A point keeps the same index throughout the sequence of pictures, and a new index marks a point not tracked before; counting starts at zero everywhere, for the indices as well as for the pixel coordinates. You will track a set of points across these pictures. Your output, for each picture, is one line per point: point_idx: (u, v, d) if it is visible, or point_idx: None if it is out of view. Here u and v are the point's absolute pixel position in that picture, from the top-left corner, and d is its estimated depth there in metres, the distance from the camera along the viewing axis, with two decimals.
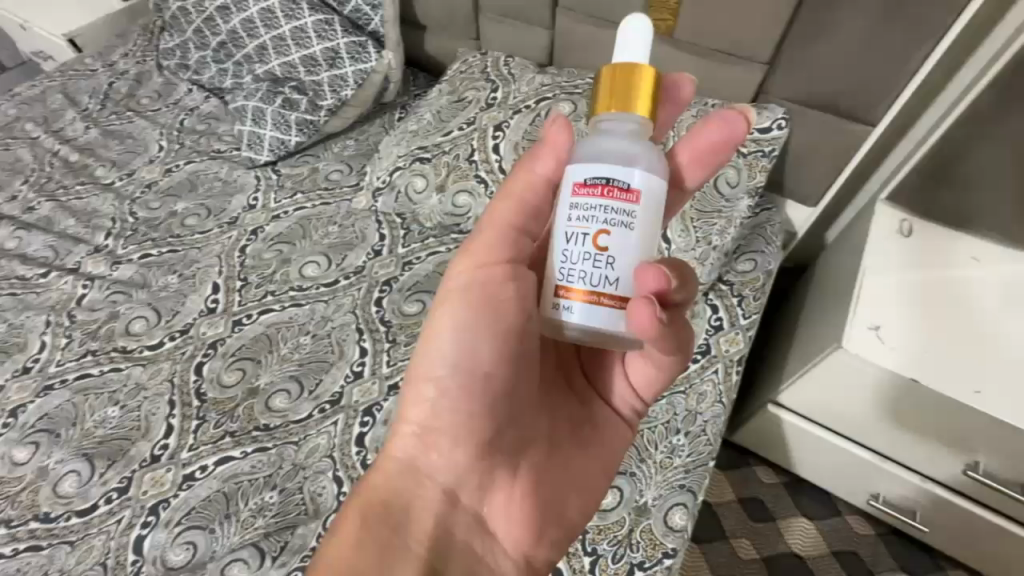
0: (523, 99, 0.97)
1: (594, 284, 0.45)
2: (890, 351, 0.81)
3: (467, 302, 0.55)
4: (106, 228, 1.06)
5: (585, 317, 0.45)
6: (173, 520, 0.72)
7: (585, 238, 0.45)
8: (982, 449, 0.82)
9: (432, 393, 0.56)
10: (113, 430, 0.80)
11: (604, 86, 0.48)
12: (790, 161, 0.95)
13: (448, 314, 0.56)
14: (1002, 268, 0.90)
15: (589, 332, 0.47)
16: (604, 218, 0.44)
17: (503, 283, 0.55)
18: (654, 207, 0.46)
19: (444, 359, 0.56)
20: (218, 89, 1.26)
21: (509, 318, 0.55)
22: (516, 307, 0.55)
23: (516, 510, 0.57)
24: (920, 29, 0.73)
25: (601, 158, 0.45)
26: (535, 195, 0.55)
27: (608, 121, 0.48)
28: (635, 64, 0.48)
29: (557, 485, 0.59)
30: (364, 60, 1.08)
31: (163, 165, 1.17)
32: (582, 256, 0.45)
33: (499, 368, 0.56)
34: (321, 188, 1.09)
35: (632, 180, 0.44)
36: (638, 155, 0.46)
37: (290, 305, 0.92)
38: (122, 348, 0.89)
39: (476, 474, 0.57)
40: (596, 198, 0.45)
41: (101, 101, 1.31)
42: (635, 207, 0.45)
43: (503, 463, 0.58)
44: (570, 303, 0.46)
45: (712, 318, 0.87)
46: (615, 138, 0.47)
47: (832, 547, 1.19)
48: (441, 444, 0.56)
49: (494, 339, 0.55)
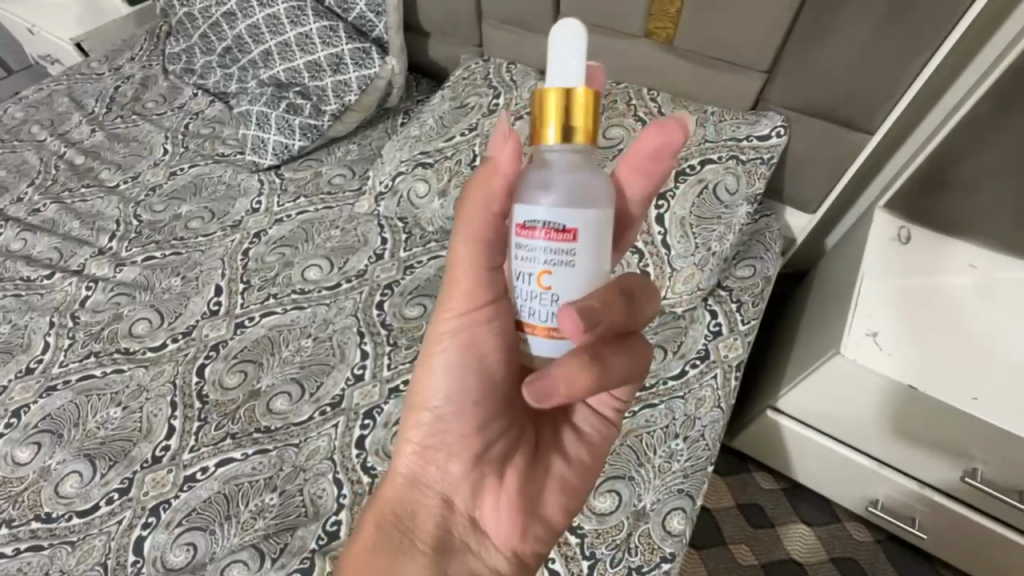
0: (525, 105, 0.98)
1: (547, 320, 0.46)
2: (888, 357, 0.81)
3: (452, 342, 0.55)
4: (110, 230, 1.07)
5: (542, 349, 0.47)
6: (173, 521, 0.72)
7: (530, 277, 0.45)
8: (979, 456, 0.83)
9: (428, 419, 0.57)
10: (115, 430, 0.81)
11: (539, 113, 0.46)
12: (789, 169, 0.96)
13: (439, 352, 0.56)
14: (999, 275, 0.90)
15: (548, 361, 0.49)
16: (545, 257, 0.44)
17: (479, 322, 0.54)
18: (598, 235, 0.45)
19: (436, 387, 0.56)
20: (223, 93, 1.28)
21: (488, 349, 0.54)
22: (500, 326, 0.54)
23: (504, 510, 0.56)
24: (917, 39, 0.74)
25: (539, 197, 0.45)
26: (491, 226, 0.50)
27: (548, 151, 0.47)
28: (566, 88, 0.45)
29: (542, 483, 0.57)
30: (368, 66, 1.09)
31: (167, 168, 1.18)
32: (535, 296, 0.46)
33: (487, 384, 0.55)
34: (323, 192, 1.10)
35: (567, 218, 0.44)
36: (577, 187, 0.45)
37: (292, 308, 0.93)
38: (124, 349, 0.90)
39: (470, 487, 0.57)
40: (539, 239, 0.44)
41: (107, 104, 1.32)
42: (574, 242, 0.44)
43: (493, 470, 0.57)
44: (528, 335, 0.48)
45: (711, 323, 0.87)
46: (557, 173, 0.45)
47: (831, 553, 1.19)
48: (438, 459, 0.57)
49: (478, 368, 0.55)
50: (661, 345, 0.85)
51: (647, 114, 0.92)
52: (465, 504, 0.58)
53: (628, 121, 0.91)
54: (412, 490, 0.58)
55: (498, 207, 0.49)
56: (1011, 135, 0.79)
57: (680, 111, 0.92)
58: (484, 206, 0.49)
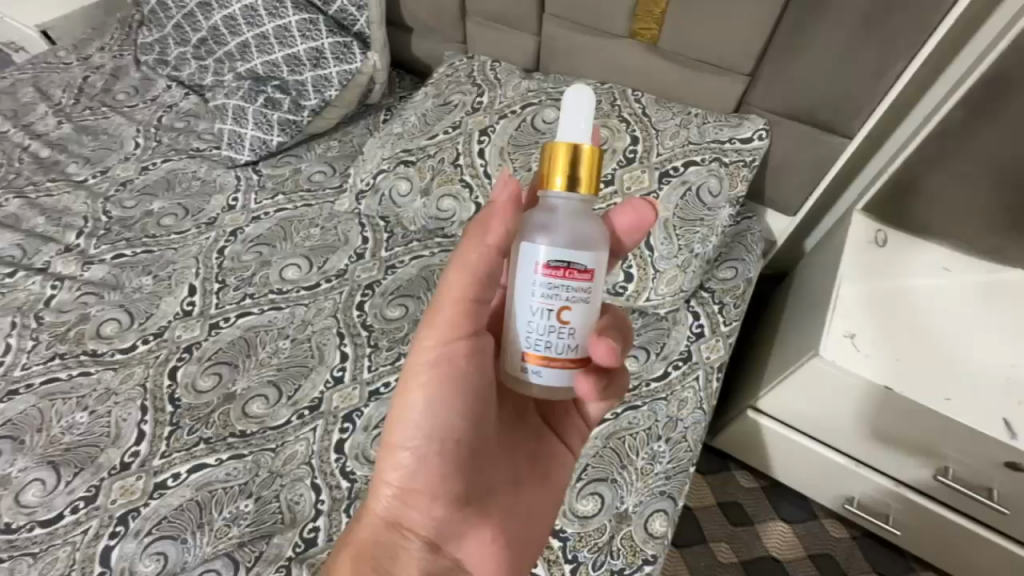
0: (509, 104, 0.97)
1: (552, 350, 0.48)
2: (865, 358, 0.83)
3: (437, 376, 0.53)
4: (77, 227, 1.03)
5: (550, 379, 0.49)
6: (143, 530, 0.70)
7: (549, 312, 0.47)
8: (950, 455, 0.85)
9: (408, 459, 0.54)
10: (81, 436, 0.78)
11: (548, 164, 0.49)
12: (770, 172, 0.97)
13: (419, 384, 0.53)
14: (971, 278, 0.93)
15: (550, 391, 0.50)
16: (566, 295, 0.47)
17: (466, 357, 0.53)
18: (604, 280, 0.49)
19: (416, 423, 0.53)
20: (199, 86, 1.24)
21: (475, 385, 0.54)
22: (478, 370, 0.54)
23: (490, 553, 0.57)
24: (896, 46, 0.76)
25: (558, 240, 0.47)
26: (488, 264, 0.50)
27: (554, 198, 0.50)
28: (577, 144, 0.49)
29: (524, 521, 0.60)
30: (349, 61, 1.07)
31: (138, 162, 1.14)
32: (551, 330, 0.48)
33: (470, 426, 0.55)
34: (302, 189, 1.08)
35: (587, 261, 0.47)
36: (586, 233, 0.48)
37: (269, 308, 0.90)
38: (92, 351, 0.86)
39: (454, 527, 0.56)
40: (560, 278, 0.47)
41: (74, 95, 1.27)
42: (590, 284, 0.48)
43: (478, 512, 0.57)
44: (535, 366, 0.49)
45: (693, 325, 0.88)
46: (565, 218, 0.48)
47: (808, 550, 1.21)
48: (420, 502, 0.55)
49: (464, 405, 0.54)
50: (644, 347, 0.85)
51: (631, 115, 0.92)
52: (446, 545, 0.57)
53: (612, 122, 0.91)
54: (392, 533, 0.55)
55: (496, 244, 0.49)
56: (982, 142, 0.82)
57: (664, 113, 0.92)
58: (484, 243, 0.49)
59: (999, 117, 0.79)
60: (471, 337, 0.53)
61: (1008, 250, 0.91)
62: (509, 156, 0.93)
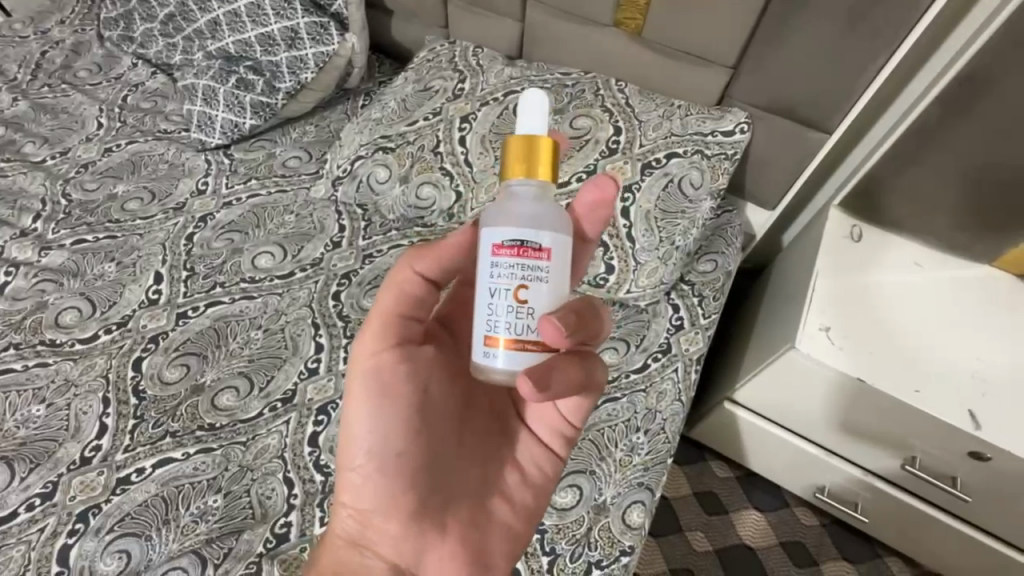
0: (491, 91, 0.95)
1: (519, 332, 0.45)
2: (838, 351, 0.84)
3: (372, 393, 0.54)
4: (35, 210, 0.98)
5: (510, 363, 0.46)
6: (104, 527, 0.67)
7: (508, 293, 0.45)
8: (917, 445, 0.87)
9: (356, 479, 0.55)
10: (38, 430, 0.74)
11: (511, 153, 0.49)
12: (751, 167, 0.97)
13: (357, 404, 0.54)
14: (940, 273, 0.95)
15: (514, 376, 0.47)
16: (521, 275, 0.45)
17: (397, 367, 0.54)
18: (565, 258, 0.47)
19: (359, 442, 0.54)
20: (166, 65, 1.18)
21: (410, 396, 0.55)
22: (411, 381, 0.55)
23: (451, 567, 0.55)
24: (877, 43, 0.76)
25: (513, 221, 0.46)
26: (411, 284, 0.55)
27: (515, 186, 0.49)
28: (534, 134, 0.49)
29: (488, 531, 0.57)
30: (325, 42, 1.04)
31: (101, 143, 1.09)
32: (505, 310, 0.45)
33: (413, 439, 0.55)
34: (276, 175, 1.04)
35: (542, 240, 0.45)
36: (544, 215, 0.47)
37: (240, 297, 0.87)
38: (50, 341, 0.82)
39: (413, 542, 0.55)
40: (511, 259, 0.45)
41: (32, 71, 1.20)
42: (547, 264, 0.45)
43: (436, 524, 0.56)
44: (495, 349, 0.46)
45: (673, 317, 0.88)
46: (522, 204, 0.47)
47: (780, 538, 1.23)
48: (375, 520, 0.55)
49: (402, 417, 0.54)
50: (624, 339, 0.85)
51: (614, 105, 0.91)
52: (408, 562, 0.55)
53: (595, 111, 0.90)
54: (351, 552, 0.55)
55: (421, 268, 0.54)
56: (955, 140, 0.84)
57: (647, 104, 0.91)
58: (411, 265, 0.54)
59: (972, 115, 0.80)
60: (400, 349, 0.55)
61: (975, 246, 0.94)
62: (490, 145, 0.91)
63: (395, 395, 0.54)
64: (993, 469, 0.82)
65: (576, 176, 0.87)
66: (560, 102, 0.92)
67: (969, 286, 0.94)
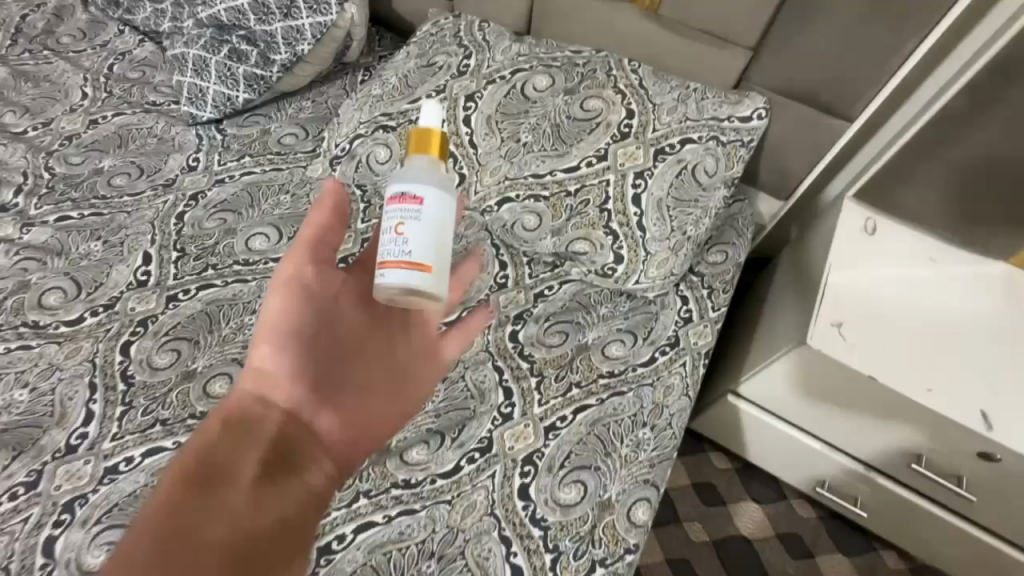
0: (498, 68, 0.90)
1: (401, 254, 0.51)
2: (850, 347, 0.82)
3: (275, 331, 0.57)
4: (16, 184, 0.93)
5: (395, 278, 0.51)
6: (91, 518, 0.64)
7: (393, 230, 0.52)
8: (925, 444, 0.86)
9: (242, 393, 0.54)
10: (21, 416, 0.71)
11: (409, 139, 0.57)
12: (766, 154, 0.94)
13: (262, 341, 0.56)
14: (956, 269, 0.93)
15: (398, 292, 0.53)
16: (402, 214, 0.52)
17: (297, 315, 0.58)
18: (444, 203, 0.54)
19: (257, 364, 0.55)
20: (155, 32, 1.12)
21: (308, 340, 0.58)
22: (310, 330, 0.58)
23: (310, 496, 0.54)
24: (908, 26, 0.72)
25: (403, 179, 0.54)
26: (317, 270, 0.60)
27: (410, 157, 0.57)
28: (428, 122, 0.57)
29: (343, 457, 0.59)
30: (324, 12, 0.98)
31: (86, 115, 1.03)
32: (391, 241, 0.52)
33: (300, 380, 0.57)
34: (271, 152, 1.00)
35: (422, 189, 0.53)
36: (430, 175, 0.55)
37: (234, 281, 0.84)
38: (33, 323, 0.78)
39: (274, 462, 0.53)
40: (398, 204, 0.53)
41: (11, 36, 1.14)
42: (425, 207, 0.53)
43: (297, 445, 0.56)
44: (382, 270, 0.52)
45: (682, 309, 0.85)
46: (413, 170, 0.55)
47: (778, 530, 1.23)
48: (245, 426, 0.53)
49: (297, 354, 0.57)
50: (632, 331, 0.83)
51: (627, 86, 0.86)
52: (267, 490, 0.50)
53: (608, 92, 0.86)
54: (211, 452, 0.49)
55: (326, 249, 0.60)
56: (980, 131, 0.81)
57: (662, 85, 0.87)
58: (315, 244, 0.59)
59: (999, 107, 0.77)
60: (306, 301, 0.59)
61: (992, 242, 0.91)
62: (497, 125, 0.87)
63: (316, 354, 0.59)
64: (1002, 470, 0.81)
65: (586, 161, 0.84)
66: (571, 82, 0.87)
67: (983, 283, 0.91)
